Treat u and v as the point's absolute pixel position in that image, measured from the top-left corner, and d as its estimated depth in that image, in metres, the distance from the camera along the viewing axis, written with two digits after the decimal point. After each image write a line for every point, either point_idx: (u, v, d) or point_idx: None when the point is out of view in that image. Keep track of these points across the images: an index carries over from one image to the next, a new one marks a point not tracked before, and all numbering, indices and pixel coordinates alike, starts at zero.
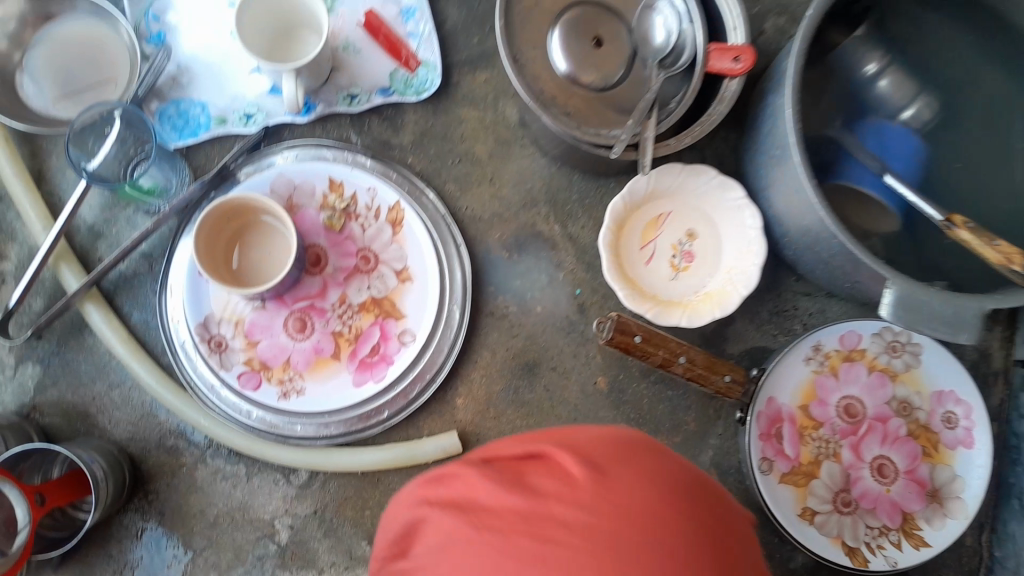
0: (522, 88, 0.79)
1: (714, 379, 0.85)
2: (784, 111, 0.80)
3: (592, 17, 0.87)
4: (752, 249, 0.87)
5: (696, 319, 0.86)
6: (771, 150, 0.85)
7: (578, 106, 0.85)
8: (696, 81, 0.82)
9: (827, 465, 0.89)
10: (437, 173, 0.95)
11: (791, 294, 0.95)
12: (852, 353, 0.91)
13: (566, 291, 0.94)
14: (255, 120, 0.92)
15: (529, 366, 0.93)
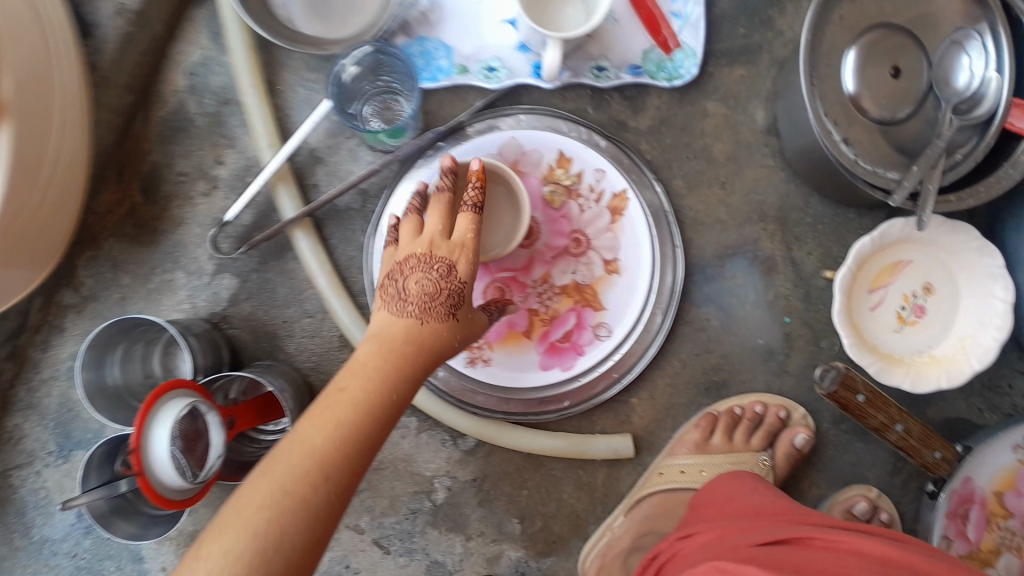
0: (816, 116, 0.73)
1: (924, 454, 0.79)
2: None
3: (896, 41, 0.78)
4: (998, 323, 0.81)
5: (921, 383, 0.80)
6: None
7: (859, 135, 0.77)
8: (992, 140, 0.75)
9: (1005, 557, 0.84)
10: (667, 165, 0.90)
11: (1010, 371, 0.89)
12: None
13: (775, 316, 0.89)
14: (497, 76, 0.87)
15: (717, 386, 0.88)
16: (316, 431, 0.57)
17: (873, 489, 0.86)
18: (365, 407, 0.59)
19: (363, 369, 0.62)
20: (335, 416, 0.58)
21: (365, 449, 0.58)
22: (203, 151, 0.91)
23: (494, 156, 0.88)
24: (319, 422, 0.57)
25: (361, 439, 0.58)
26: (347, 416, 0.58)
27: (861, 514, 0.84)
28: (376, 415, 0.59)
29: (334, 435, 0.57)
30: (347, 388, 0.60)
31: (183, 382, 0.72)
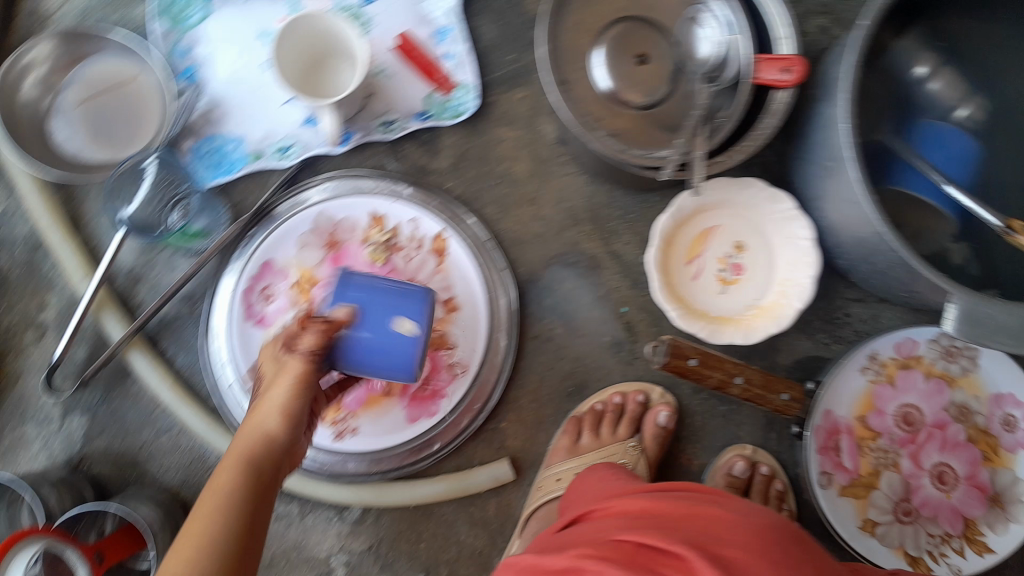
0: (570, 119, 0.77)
1: (772, 398, 0.85)
2: (835, 125, 0.78)
3: (636, 32, 0.83)
4: (806, 260, 0.85)
5: (750, 335, 0.86)
6: (824, 162, 0.82)
7: (626, 126, 0.82)
8: (744, 97, 0.79)
9: (885, 476, 0.89)
10: (476, 196, 0.93)
11: (842, 300, 0.93)
12: (909, 360, 0.90)
13: (611, 310, 0.93)
14: (292, 153, 0.89)
15: (578, 388, 0.92)
16: (206, 515, 0.61)
17: (748, 445, 0.91)
18: (247, 479, 0.63)
19: (240, 447, 0.65)
20: (221, 496, 0.62)
21: (258, 517, 0.63)
22: (24, 299, 0.90)
23: (309, 231, 0.89)
24: (208, 515, 0.60)
25: (252, 510, 0.62)
26: (233, 498, 0.62)
27: (742, 473, 0.89)
28: (257, 485, 0.63)
29: (221, 524, 0.60)
30: (231, 461, 0.64)
31: (31, 532, 0.69)
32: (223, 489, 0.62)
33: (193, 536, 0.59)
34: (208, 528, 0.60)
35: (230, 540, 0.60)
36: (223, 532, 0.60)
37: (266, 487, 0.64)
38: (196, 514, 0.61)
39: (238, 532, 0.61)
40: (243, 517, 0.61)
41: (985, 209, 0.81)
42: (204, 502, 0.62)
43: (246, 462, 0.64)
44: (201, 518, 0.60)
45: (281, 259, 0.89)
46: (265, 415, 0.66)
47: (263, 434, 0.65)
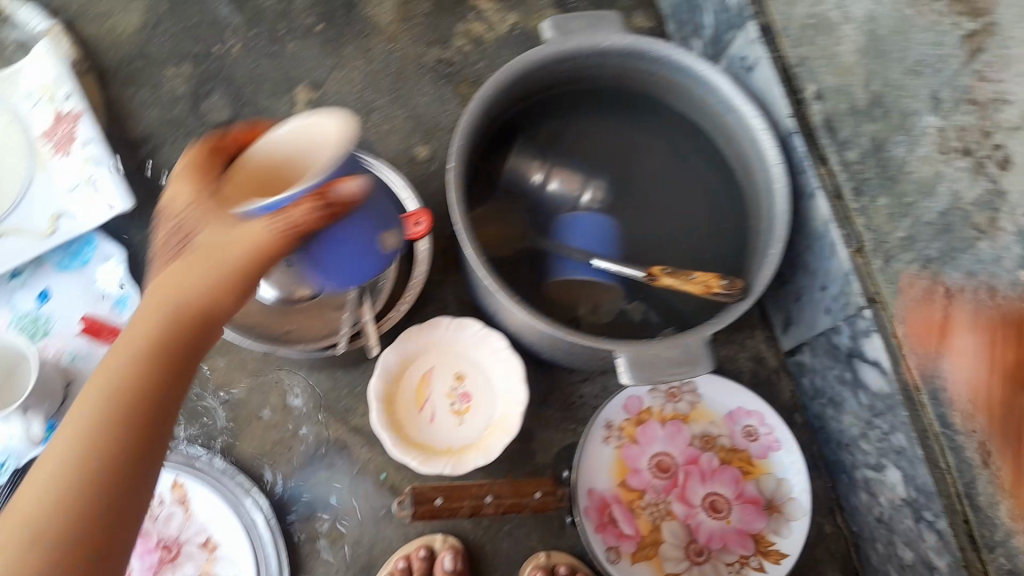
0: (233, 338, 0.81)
1: (526, 501, 0.92)
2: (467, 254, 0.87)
3: None
4: (512, 367, 0.94)
5: (490, 453, 0.91)
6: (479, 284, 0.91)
7: (299, 321, 0.88)
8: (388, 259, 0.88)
9: (665, 526, 0.95)
10: (206, 432, 0.95)
11: (572, 385, 1.02)
12: (640, 415, 0.98)
13: (371, 480, 0.95)
14: (4, 468, 0.86)
15: (367, 568, 0.93)
16: (57, 474, 0.55)
17: (541, 553, 0.94)
18: (82, 474, 0.56)
19: (110, 379, 0.60)
20: (67, 455, 0.56)
21: (105, 474, 0.57)
22: None
23: None
24: (46, 490, 0.55)
25: (118, 470, 0.57)
26: (94, 448, 0.57)
27: None
28: (108, 458, 0.57)
29: (76, 477, 0.56)
30: (80, 455, 0.56)
31: None
32: (76, 472, 0.56)
33: (47, 486, 0.55)
34: (54, 486, 0.55)
35: (77, 520, 0.54)
36: (79, 480, 0.56)
37: (102, 441, 0.57)
38: (45, 484, 0.55)
39: (86, 493, 0.56)
40: (92, 476, 0.56)
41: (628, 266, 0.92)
42: (50, 449, 0.57)
43: (100, 446, 0.57)
44: (53, 497, 0.55)
45: None
46: (195, 291, 0.64)
47: (154, 367, 0.62)
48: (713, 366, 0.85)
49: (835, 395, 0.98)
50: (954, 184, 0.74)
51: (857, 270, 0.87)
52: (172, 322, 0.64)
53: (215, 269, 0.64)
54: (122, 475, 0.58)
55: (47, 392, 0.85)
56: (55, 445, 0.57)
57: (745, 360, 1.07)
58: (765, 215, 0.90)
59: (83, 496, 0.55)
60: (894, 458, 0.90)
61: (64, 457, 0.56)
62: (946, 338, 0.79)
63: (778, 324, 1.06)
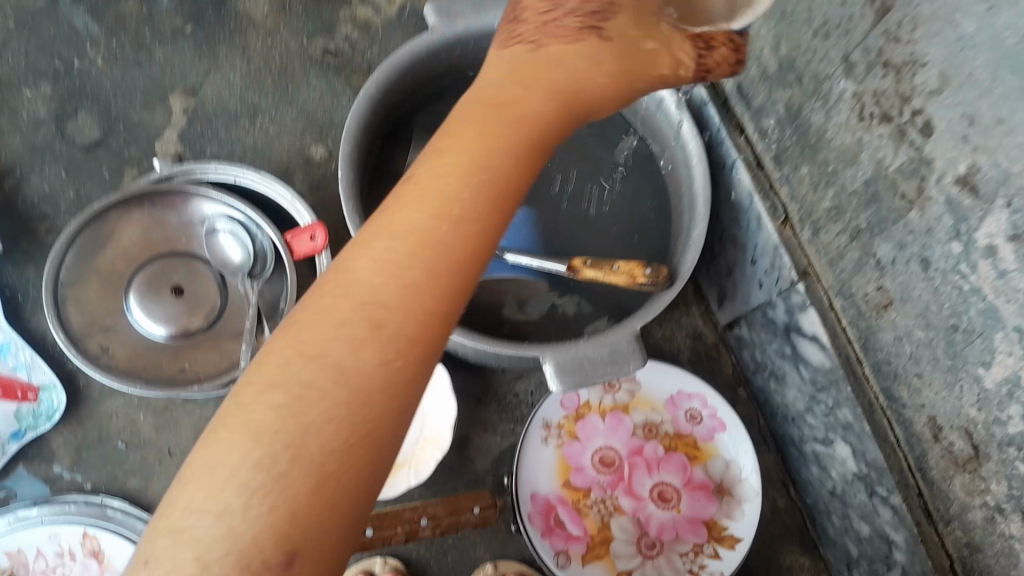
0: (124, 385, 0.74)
1: (465, 518, 0.86)
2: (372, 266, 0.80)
3: (162, 267, 0.84)
4: (438, 376, 0.89)
5: (422, 471, 0.86)
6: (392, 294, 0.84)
7: (195, 356, 0.81)
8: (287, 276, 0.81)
9: (614, 523, 0.89)
10: (112, 477, 0.87)
11: (506, 384, 0.96)
12: (578, 410, 0.93)
13: None
14: None
15: None
16: (239, 484, 0.35)
17: (489, 563, 0.87)
18: (297, 471, 0.36)
19: (341, 302, 0.41)
20: (263, 450, 0.36)
21: (316, 501, 0.35)
22: None
23: None
24: (236, 495, 0.35)
25: (352, 461, 0.37)
26: (316, 442, 0.37)
27: None
28: (342, 466, 0.37)
29: (274, 496, 0.35)
30: (290, 424, 0.37)
31: None
32: (279, 460, 0.36)
33: (244, 454, 0.36)
34: (254, 502, 0.35)
35: (266, 536, 0.34)
36: (301, 494, 0.35)
37: (318, 451, 0.36)
38: (222, 465, 0.36)
39: (288, 507, 0.35)
40: (292, 506, 0.35)
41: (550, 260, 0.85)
42: (260, 422, 0.37)
43: (316, 476, 0.36)
44: (253, 483, 0.35)
45: None
46: (532, 94, 0.51)
47: (401, 338, 0.40)
48: (645, 362, 0.80)
49: (775, 369, 0.94)
50: (878, 152, 0.72)
51: (786, 244, 0.84)
52: (484, 158, 0.47)
53: (477, 177, 0.46)
54: (334, 550, 0.36)
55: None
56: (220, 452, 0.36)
57: (682, 339, 1.01)
58: (687, 193, 0.85)
59: (292, 530, 0.35)
60: (842, 433, 0.85)
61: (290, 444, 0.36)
62: (883, 311, 0.75)
63: (712, 299, 1.01)
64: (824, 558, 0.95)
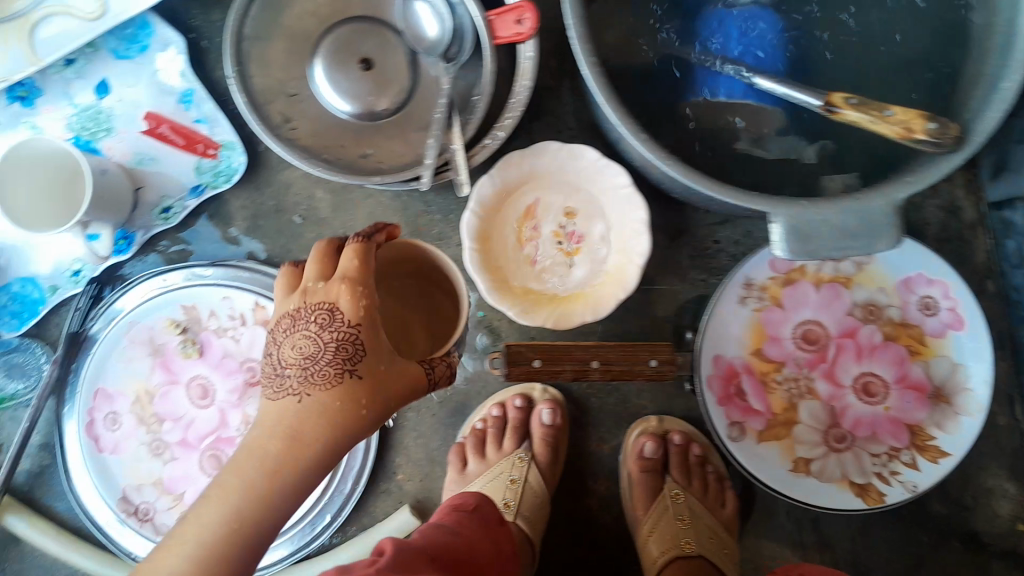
0: (303, 163, 0.68)
1: (640, 369, 0.75)
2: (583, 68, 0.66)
3: (351, 35, 0.74)
4: (635, 205, 0.76)
5: (601, 310, 0.76)
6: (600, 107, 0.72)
7: (381, 143, 0.73)
8: (488, 62, 0.69)
9: (803, 406, 0.79)
10: (285, 250, 0.85)
11: (707, 228, 0.84)
12: (790, 274, 0.79)
13: (466, 315, 0.83)
14: (84, 276, 0.81)
15: (459, 410, 0.85)
16: (209, 507, 0.47)
17: (653, 417, 0.82)
18: (248, 492, 0.47)
19: (254, 468, 0.48)
20: (225, 484, 0.47)
21: (274, 498, 0.48)
22: None
23: (127, 347, 0.83)
24: (201, 512, 0.47)
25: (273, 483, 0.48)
26: (283, 454, 0.48)
27: (653, 454, 0.80)
28: (280, 477, 0.48)
29: (228, 505, 0.47)
30: (262, 444, 0.49)
31: None
32: (255, 471, 0.48)
33: (229, 472, 0.48)
34: (205, 522, 0.46)
35: (211, 556, 0.46)
36: (254, 500, 0.47)
37: (272, 458, 0.48)
38: (201, 498, 0.48)
39: (248, 513, 0.47)
40: (239, 518, 0.46)
41: (800, 90, 0.68)
42: (246, 442, 0.49)
43: (247, 549, 0.46)
44: (227, 495, 0.47)
45: (110, 383, 0.83)
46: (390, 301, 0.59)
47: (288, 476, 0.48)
48: (900, 243, 0.64)
49: None
50: None
51: None
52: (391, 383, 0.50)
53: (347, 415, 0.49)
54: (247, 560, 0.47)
55: (113, 201, 0.77)
56: (218, 470, 0.49)
57: (933, 209, 0.84)
58: (1005, 25, 0.61)
59: (239, 536, 0.46)
60: None
61: (269, 447, 0.48)
62: None
63: (986, 168, 0.82)
64: None
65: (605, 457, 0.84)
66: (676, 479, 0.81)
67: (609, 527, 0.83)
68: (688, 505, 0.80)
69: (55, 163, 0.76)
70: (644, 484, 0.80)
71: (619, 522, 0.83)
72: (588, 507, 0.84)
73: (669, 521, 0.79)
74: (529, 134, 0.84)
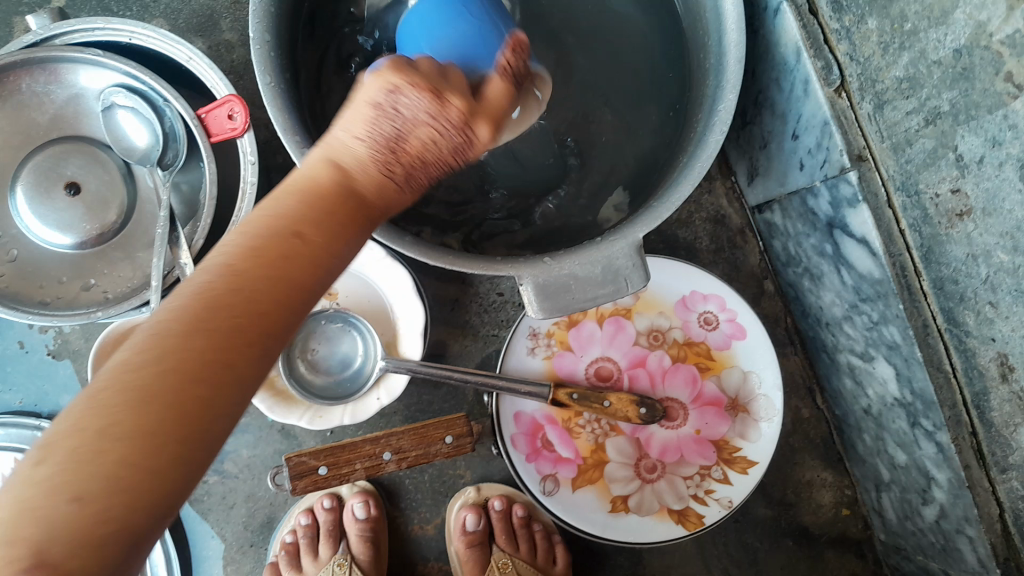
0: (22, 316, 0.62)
1: (435, 449, 0.73)
2: None
3: (48, 160, 0.67)
4: (401, 278, 0.76)
5: (395, 389, 0.75)
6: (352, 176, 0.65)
7: (108, 272, 0.68)
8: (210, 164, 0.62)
9: (611, 444, 0.78)
10: (43, 394, 0.77)
11: (488, 282, 0.82)
12: (571, 315, 0.78)
13: (254, 425, 0.78)
14: None
15: (268, 523, 0.79)
16: (49, 454, 0.31)
17: (471, 488, 0.81)
18: (193, 374, 0.33)
19: (111, 391, 0.32)
20: (192, 330, 0.33)
21: (233, 373, 0.34)
22: None
23: None
24: (97, 452, 0.31)
25: (210, 382, 0.33)
26: (236, 333, 0.34)
27: (475, 525, 0.78)
28: (146, 486, 0.31)
29: (148, 460, 0.31)
30: (153, 392, 0.32)
31: None
32: (69, 448, 0.31)
33: (53, 480, 0.30)
34: (125, 465, 0.31)
35: (104, 522, 0.30)
36: (208, 378, 0.33)
37: (218, 327, 0.34)
38: (77, 437, 0.31)
39: (173, 471, 0.32)
40: (183, 438, 0.32)
41: (532, 296, 0.63)
42: (242, 316, 0.34)
43: (137, 460, 0.31)
44: (39, 498, 0.30)
45: None
46: None
47: (334, 264, 0.38)
48: (649, 277, 0.64)
49: (811, 266, 0.77)
50: (980, 8, 0.50)
51: (838, 119, 0.62)
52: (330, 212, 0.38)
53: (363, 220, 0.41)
54: (115, 527, 0.31)
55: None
56: (12, 479, 0.31)
57: (703, 222, 0.85)
58: (713, 43, 0.61)
59: (115, 538, 0.31)
60: (885, 352, 0.70)
61: (221, 347, 0.34)
62: (957, 220, 0.57)
63: (741, 175, 0.83)
64: (848, 472, 0.85)
65: (431, 538, 0.81)
66: (501, 545, 0.80)
67: None
68: (514, 570, 0.79)
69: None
70: (473, 560, 0.78)
71: None
72: None
73: None
74: None
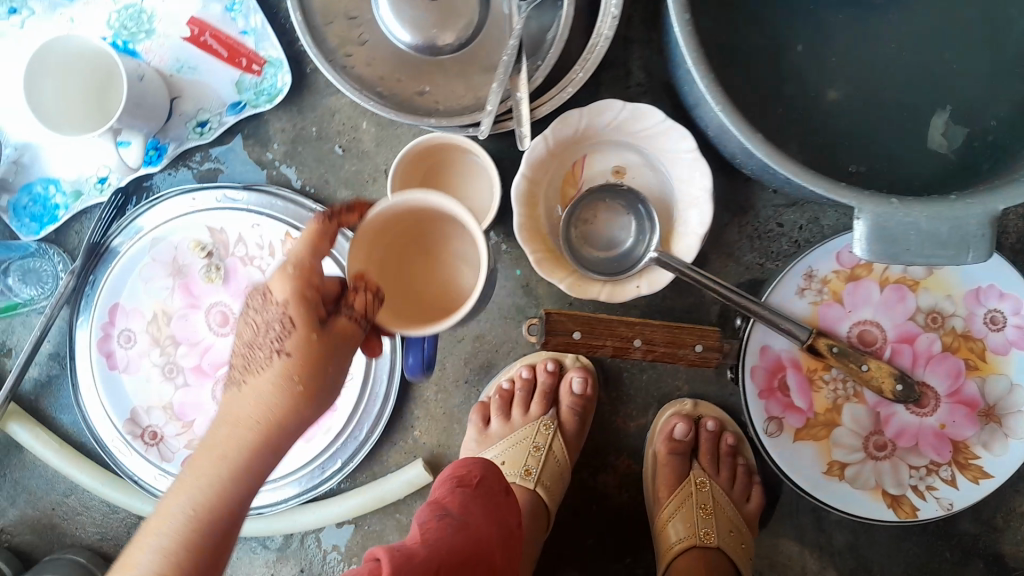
0: (364, 100, 0.64)
1: (683, 353, 0.72)
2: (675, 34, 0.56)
3: None
4: (697, 174, 0.72)
5: (657, 282, 0.72)
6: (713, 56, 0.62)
7: (439, 84, 0.68)
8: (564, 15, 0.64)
9: (848, 409, 0.76)
10: (324, 182, 0.81)
11: (772, 209, 0.78)
12: (854, 270, 0.75)
13: (504, 273, 0.79)
14: (111, 184, 0.78)
15: (485, 368, 0.81)
16: (159, 515, 0.47)
17: (688, 400, 0.80)
18: (240, 458, 0.47)
19: (217, 441, 0.48)
20: (250, 410, 0.48)
21: (284, 427, 0.48)
22: None
23: (150, 264, 0.80)
24: (172, 513, 0.46)
25: (270, 442, 0.48)
26: (302, 381, 0.48)
27: (683, 437, 0.78)
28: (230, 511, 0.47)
29: (206, 506, 0.46)
30: (235, 434, 0.48)
31: None
32: (168, 523, 0.46)
33: (166, 535, 0.46)
34: (201, 526, 0.46)
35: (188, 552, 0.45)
36: (255, 435, 0.47)
37: (320, 352, 0.48)
38: (164, 510, 0.47)
39: (232, 488, 0.47)
40: (241, 471, 0.47)
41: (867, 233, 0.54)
42: (258, 390, 0.48)
43: (214, 501, 0.46)
44: (170, 548, 0.45)
45: (127, 300, 0.80)
46: None
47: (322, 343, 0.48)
48: None
49: None
50: None
51: None
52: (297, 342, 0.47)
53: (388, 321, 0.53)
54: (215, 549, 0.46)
55: (149, 109, 0.72)
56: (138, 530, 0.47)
57: (1015, 218, 0.79)
58: None
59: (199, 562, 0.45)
60: None
61: (280, 399, 0.48)
62: None
63: None
64: None
65: (629, 435, 0.82)
66: (702, 465, 0.80)
67: (622, 505, 0.82)
68: (712, 495, 0.79)
69: (87, 63, 0.70)
70: (671, 468, 0.79)
71: (633, 501, 0.82)
72: (604, 484, 0.82)
73: (690, 509, 0.79)
74: (596, 85, 0.80)
